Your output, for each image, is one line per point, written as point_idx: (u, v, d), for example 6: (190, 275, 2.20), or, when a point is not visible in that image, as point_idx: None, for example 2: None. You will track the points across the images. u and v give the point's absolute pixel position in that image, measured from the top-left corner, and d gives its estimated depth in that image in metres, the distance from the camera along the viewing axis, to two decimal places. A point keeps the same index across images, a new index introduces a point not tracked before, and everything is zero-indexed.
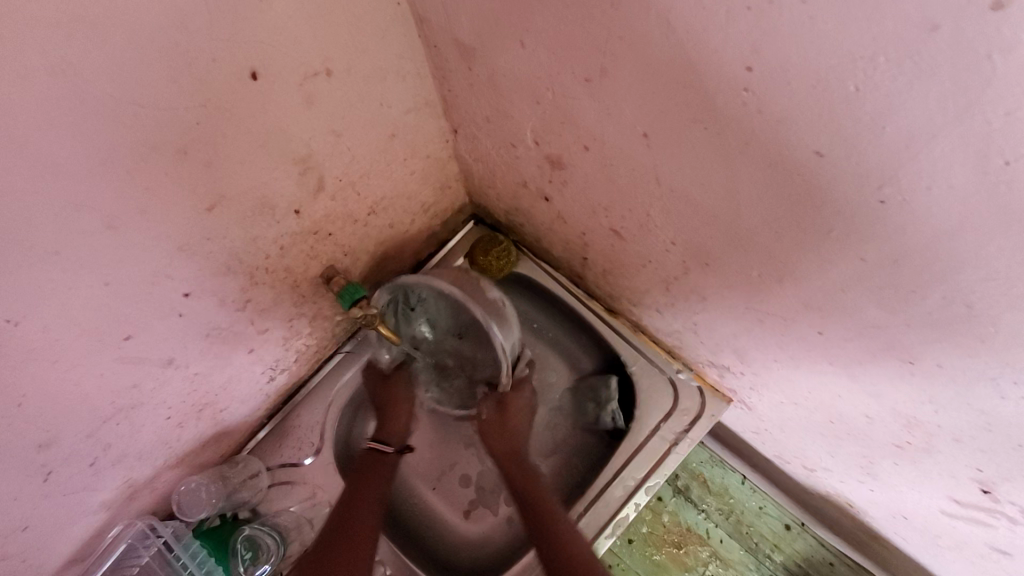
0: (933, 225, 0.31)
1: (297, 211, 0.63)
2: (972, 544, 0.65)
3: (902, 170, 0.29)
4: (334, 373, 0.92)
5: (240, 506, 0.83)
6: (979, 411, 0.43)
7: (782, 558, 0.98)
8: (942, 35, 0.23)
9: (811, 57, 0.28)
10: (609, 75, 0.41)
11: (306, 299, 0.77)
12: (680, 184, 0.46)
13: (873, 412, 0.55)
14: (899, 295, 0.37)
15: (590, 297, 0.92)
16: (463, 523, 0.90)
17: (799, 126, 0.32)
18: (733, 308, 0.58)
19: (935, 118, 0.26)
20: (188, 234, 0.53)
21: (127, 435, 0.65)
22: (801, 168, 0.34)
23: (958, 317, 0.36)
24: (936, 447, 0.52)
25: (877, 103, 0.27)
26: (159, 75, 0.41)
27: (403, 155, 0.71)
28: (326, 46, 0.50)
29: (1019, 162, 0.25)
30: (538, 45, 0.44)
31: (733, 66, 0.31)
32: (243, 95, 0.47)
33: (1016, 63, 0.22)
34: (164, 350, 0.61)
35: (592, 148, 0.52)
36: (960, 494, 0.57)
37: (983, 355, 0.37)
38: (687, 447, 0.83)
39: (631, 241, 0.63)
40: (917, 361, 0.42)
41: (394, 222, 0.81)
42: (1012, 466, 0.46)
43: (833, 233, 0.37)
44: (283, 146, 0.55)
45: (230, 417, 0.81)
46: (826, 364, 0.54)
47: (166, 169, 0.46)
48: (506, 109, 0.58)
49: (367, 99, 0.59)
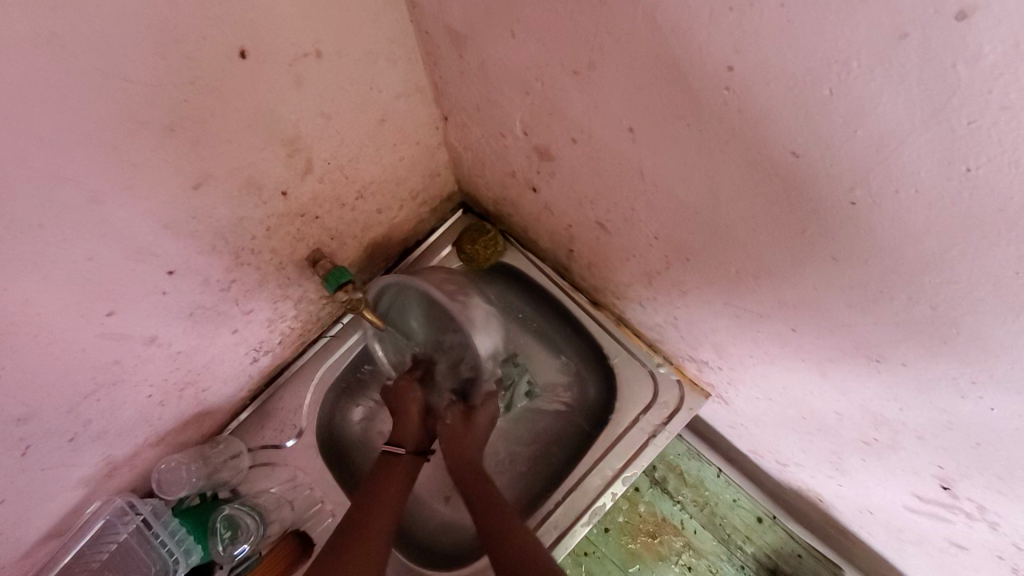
0: (901, 227, 0.32)
1: (284, 192, 0.63)
2: (932, 539, 0.67)
3: (872, 173, 0.30)
4: (318, 356, 0.92)
5: (220, 486, 0.84)
6: (941, 410, 0.44)
7: (753, 550, 1.00)
8: (911, 42, 0.24)
9: (789, 57, 0.28)
10: (596, 68, 0.41)
11: (292, 281, 0.77)
12: (664, 179, 0.47)
13: (842, 409, 0.57)
14: (867, 295, 0.39)
15: (575, 289, 0.93)
16: (443, 507, 0.91)
17: (777, 126, 0.32)
18: (712, 303, 0.60)
19: (903, 123, 0.27)
20: (174, 213, 0.53)
21: (107, 413, 0.65)
22: (778, 168, 0.35)
23: (924, 319, 0.37)
24: (900, 444, 0.54)
25: (849, 106, 0.28)
26: (146, 51, 0.40)
27: (392, 141, 0.71)
28: (317, 28, 0.50)
29: (981, 169, 0.26)
30: (528, 36, 0.45)
31: (715, 65, 0.32)
32: (233, 75, 0.47)
33: (980, 72, 0.23)
34: (147, 328, 0.61)
35: (580, 141, 0.52)
36: (922, 490, 0.59)
37: (946, 356, 0.38)
38: (664, 439, 0.85)
39: (616, 234, 0.64)
40: (884, 359, 0.44)
41: (383, 208, 0.81)
42: (970, 464, 0.48)
43: (808, 232, 0.38)
44: (271, 127, 0.55)
45: (212, 397, 0.81)
46: (800, 361, 0.55)
47: (151, 146, 0.46)
48: (496, 99, 0.59)
49: (357, 83, 0.59)
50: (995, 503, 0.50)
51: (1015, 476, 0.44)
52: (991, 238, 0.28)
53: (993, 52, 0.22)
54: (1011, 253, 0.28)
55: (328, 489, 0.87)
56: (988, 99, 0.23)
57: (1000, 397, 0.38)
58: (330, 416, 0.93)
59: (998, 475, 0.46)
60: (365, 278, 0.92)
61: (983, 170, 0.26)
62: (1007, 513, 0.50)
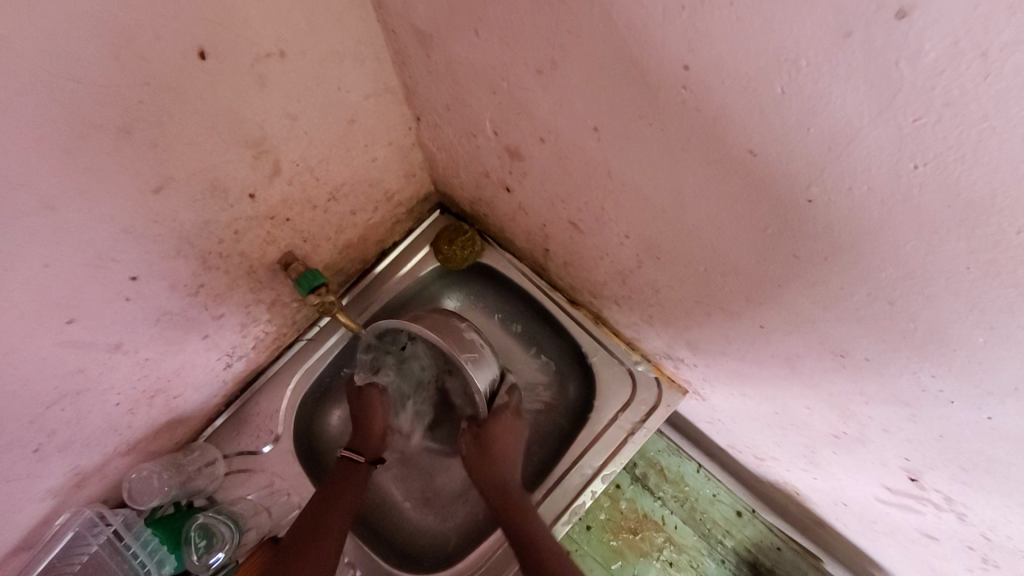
0: (856, 224, 0.32)
1: (251, 194, 0.62)
2: (904, 529, 0.68)
3: (825, 171, 0.30)
4: (294, 361, 0.91)
5: (195, 494, 0.83)
6: (902, 403, 0.45)
7: (733, 544, 1.01)
8: (855, 40, 0.24)
9: (740, 57, 0.28)
10: (559, 68, 0.41)
11: (264, 285, 0.76)
12: (631, 179, 0.47)
13: (813, 404, 0.57)
14: (828, 292, 0.39)
15: (553, 289, 0.93)
16: (422, 511, 0.90)
17: (734, 125, 0.33)
18: (684, 302, 0.60)
19: (853, 120, 0.27)
20: (135, 216, 0.52)
21: (72, 422, 0.63)
22: (737, 168, 0.35)
23: (882, 314, 0.37)
24: (868, 437, 0.54)
25: (801, 104, 0.28)
26: (97, 50, 0.39)
27: (363, 141, 0.70)
28: (278, 27, 0.49)
29: (927, 166, 0.26)
30: (492, 36, 0.44)
31: (672, 64, 0.32)
32: (193, 75, 0.46)
33: (922, 70, 0.23)
34: (112, 334, 0.60)
35: (548, 141, 0.52)
36: (892, 482, 0.59)
37: (906, 351, 0.39)
38: (643, 436, 0.85)
39: (588, 234, 0.64)
40: (849, 355, 0.44)
41: (357, 210, 0.80)
42: (935, 456, 0.48)
43: (768, 230, 0.38)
44: (235, 129, 0.54)
45: (185, 404, 0.80)
46: (770, 357, 0.55)
47: (108, 149, 0.45)
48: (465, 98, 0.58)
49: (324, 83, 0.58)
50: (962, 495, 0.50)
51: (979, 467, 0.45)
52: (940, 234, 0.28)
53: (934, 49, 0.22)
54: (959, 247, 0.28)
55: (306, 494, 0.86)
56: (931, 95, 0.23)
57: (958, 389, 0.38)
58: (308, 421, 0.92)
59: (962, 466, 0.47)
60: (340, 281, 0.91)
61: (929, 167, 0.26)
62: (973, 504, 0.51)
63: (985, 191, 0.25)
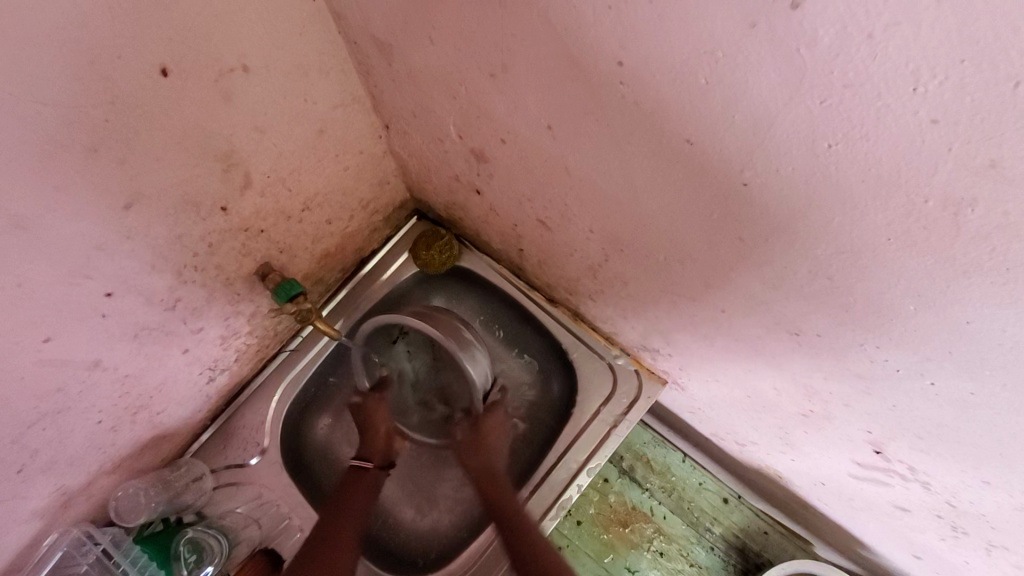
0: (787, 204, 0.34)
1: (224, 207, 0.63)
2: (879, 504, 0.70)
3: (755, 156, 0.32)
4: (277, 372, 0.92)
5: (184, 509, 0.83)
6: (857, 376, 0.46)
7: (721, 531, 1.03)
8: (759, 31, 0.25)
9: (664, 50, 0.30)
10: (509, 70, 0.43)
11: (242, 297, 0.77)
12: (587, 174, 0.49)
13: (779, 383, 0.59)
14: (776, 272, 0.41)
15: (531, 288, 0.95)
16: (414, 515, 0.90)
17: (669, 116, 0.34)
18: (652, 292, 0.62)
19: (770, 106, 0.29)
20: (107, 233, 0.52)
21: (55, 441, 0.63)
22: (679, 157, 0.37)
23: (824, 289, 0.39)
24: (834, 413, 0.56)
25: (724, 93, 0.30)
26: (59, 72, 0.40)
27: (334, 151, 0.71)
28: (240, 43, 0.50)
29: (840, 145, 0.28)
30: (445, 43, 0.46)
31: (607, 61, 0.34)
32: (156, 93, 0.47)
33: (820, 56, 0.25)
34: (90, 351, 0.60)
35: (509, 141, 0.54)
36: (860, 457, 0.61)
37: (852, 324, 0.40)
38: (626, 429, 0.87)
39: (557, 231, 0.66)
40: (802, 332, 0.46)
41: (332, 218, 0.81)
42: (893, 427, 0.50)
43: (715, 216, 0.40)
44: (203, 143, 0.55)
45: (169, 420, 0.80)
46: (734, 340, 0.57)
47: (76, 168, 0.46)
48: (428, 104, 0.60)
49: (289, 95, 0.59)
50: (923, 463, 0.52)
51: (932, 433, 0.46)
52: (861, 206, 0.30)
53: (826, 36, 0.24)
54: (880, 218, 0.30)
55: (296, 504, 0.87)
56: (832, 79, 0.25)
57: (902, 358, 0.40)
58: (295, 431, 0.93)
59: (918, 434, 0.48)
60: (321, 290, 0.92)
61: (841, 146, 0.28)
62: (934, 471, 0.52)
63: (892, 164, 0.27)
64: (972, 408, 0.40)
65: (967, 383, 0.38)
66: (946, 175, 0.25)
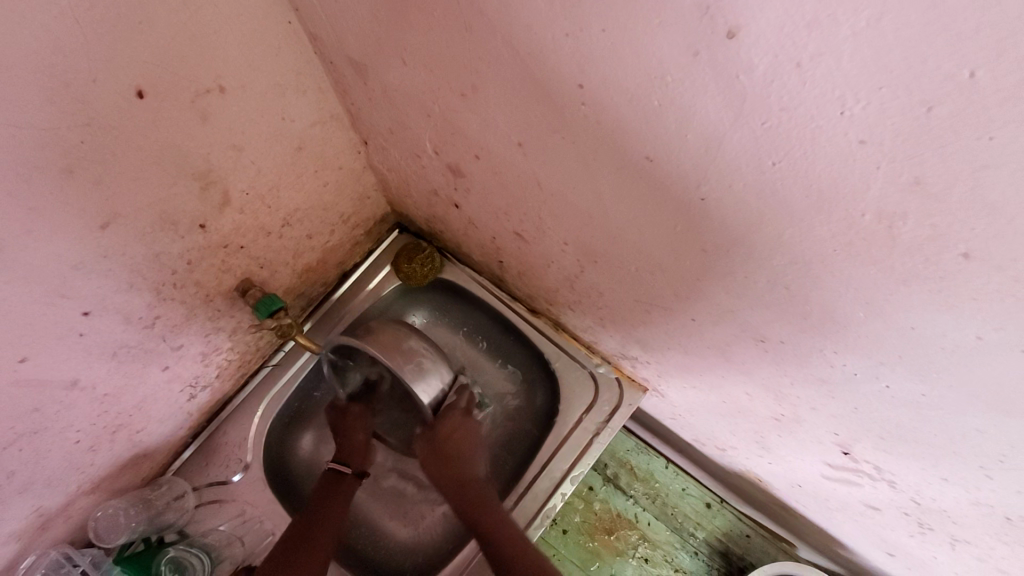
0: (741, 216, 0.35)
1: (203, 224, 0.63)
2: (852, 504, 0.71)
3: (709, 172, 0.34)
4: (260, 388, 0.92)
5: (166, 528, 0.82)
6: (821, 380, 0.48)
7: (704, 535, 1.05)
8: (702, 58, 0.27)
9: (621, 74, 0.32)
10: (479, 92, 0.45)
11: (223, 313, 0.77)
12: (559, 189, 0.50)
13: (751, 389, 0.61)
14: (738, 282, 0.43)
15: (513, 299, 0.96)
16: (398, 525, 0.90)
17: (628, 135, 0.36)
18: (627, 301, 0.63)
19: (718, 127, 0.30)
20: (84, 252, 0.53)
21: (32, 462, 0.63)
22: (641, 173, 0.39)
23: (783, 297, 0.40)
24: (802, 417, 0.58)
25: (676, 114, 0.32)
26: (35, 96, 0.40)
27: (313, 168, 0.72)
28: (216, 64, 0.51)
29: (783, 163, 0.30)
30: (417, 63, 0.48)
31: (568, 84, 0.36)
32: (132, 114, 0.48)
33: (758, 82, 0.26)
34: (68, 371, 0.60)
35: (482, 157, 0.56)
36: (831, 459, 0.63)
37: (811, 330, 0.42)
38: (608, 436, 0.87)
39: (533, 243, 0.67)
40: (767, 338, 0.48)
41: (313, 233, 0.82)
42: (857, 428, 0.52)
43: (679, 228, 0.42)
44: (180, 162, 0.55)
45: (149, 438, 0.80)
46: (705, 347, 0.59)
47: (52, 191, 0.46)
48: (404, 121, 0.61)
49: (266, 113, 0.60)
50: (888, 463, 0.54)
51: (892, 433, 0.48)
52: (807, 220, 0.32)
53: (760, 64, 0.25)
54: (826, 231, 0.32)
55: (279, 520, 0.86)
56: (770, 102, 0.27)
57: (859, 362, 0.42)
58: (279, 447, 0.93)
59: (880, 435, 0.50)
60: (303, 306, 0.92)
61: (784, 164, 0.29)
62: (897, 470, 0.54)
63: (830, 181, 0.28)
64: (926, 408, 0.41)
65: (918, 385, 0.39)
66: (878, 192, 0.27)
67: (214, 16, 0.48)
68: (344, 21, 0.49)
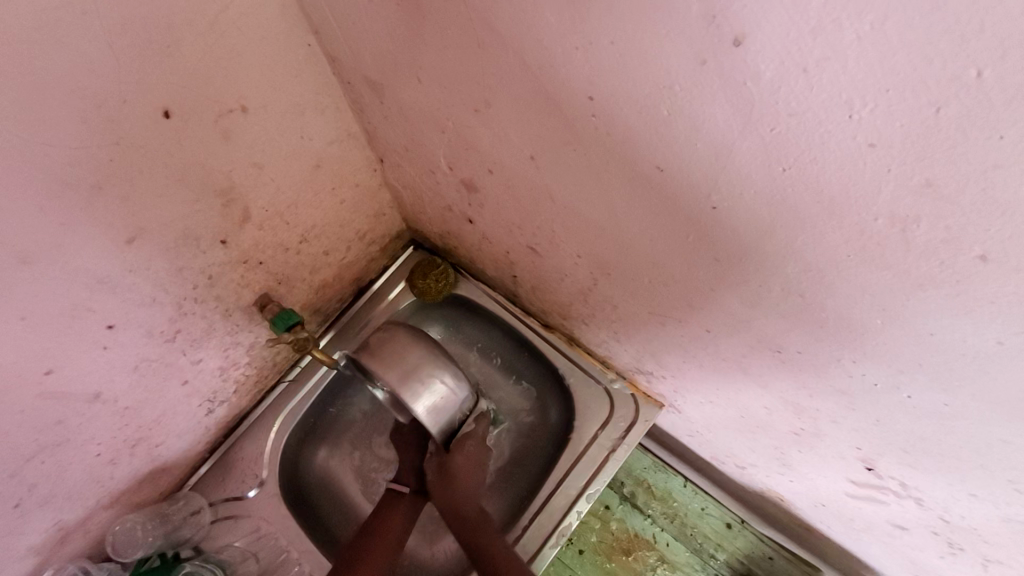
0: (754, 225, 0.35)
1: (223, 240, 0.65)
2: (879, 524, 0.69)
3: (719, 179, 0.34)
4: (277, 403, 0.93)
5: (181, 544, 0.82)
6: (841, 391, 0.47)
7: (724, 557, 1.03)
8: (709, 67, 0.28)
9: (631, 86, 0.32)
10: (492, 107, 0.46)
11: (241, 328, 0.78)
12: (570, 201, 0.50)
13: (769, 403, 0.60)
14: (752, 291, 0.42)
15: (527, 315, 0.96)
16: (411, 542, 0.90)
17: (637, 144, 0.36)
18: (640, 314, 0.63)
19: (727, 135, 0.31)
20: (109, 267, 0.54)
21: (54, 474, 0.64)
22: (652, 182, 0.39)
23: (798, 306, 0.40)
24: (823, 431, 0.56)
25: (686, 123, 0.32)
26: (68, 115, 0.42)
27: (329, 184, 0.74)
28: (240, 86, 0.53)
29: (793, 169, 0.30)
30: (431, 81, 0.49)
31: (579, 96, 0.36)
32: (158, 134, 0.50)
33: (764, 88, 0.27)
34: (91, 384, 0.61)
35: (495, 172, 0.56)
36: (855, 475, 0.61)
37: (827, 339, 0.41)
38: (624, 453, 0.86)
39: (546, 256, 0.68)
40: (784, 349, 0.47)
41: (330, 249, 0.83)
42: (881, 442, 0.50)
43: (691, 238, 0.42)
44: (203, 179, 0.57)
45: (167, 452, 0.81)
46: (722, 360, 0.58)
47: (81, 207, 0.48)
48: (419, 139, 0.63)
49: (286, 132, 0.62)
50: (914, 479, 0.52)
51: (917, 447, 0.47)
52: (820, 225, 0.32)
53: (767, 70, 0.26)
54: (838, 236, 0.32)
55: (293, 537, 0.86)
56: (777, 109, 0.27)
57: (879, 372, 0.41)
58: (295, 461, 0.94)
59: (904, 449, 0.49)
60: (319, 321, 0.93)
61: (794, 169, 0.30)
62: (925, 487, 0.52)
63: (841, 185, 0.28)
64: (951, 418, 0.40)
65: (943, 395, 0.38)
66: (890, 195, 0.27)
67: (238, 39, 0.50)
68: (361, 43, 0.51)
